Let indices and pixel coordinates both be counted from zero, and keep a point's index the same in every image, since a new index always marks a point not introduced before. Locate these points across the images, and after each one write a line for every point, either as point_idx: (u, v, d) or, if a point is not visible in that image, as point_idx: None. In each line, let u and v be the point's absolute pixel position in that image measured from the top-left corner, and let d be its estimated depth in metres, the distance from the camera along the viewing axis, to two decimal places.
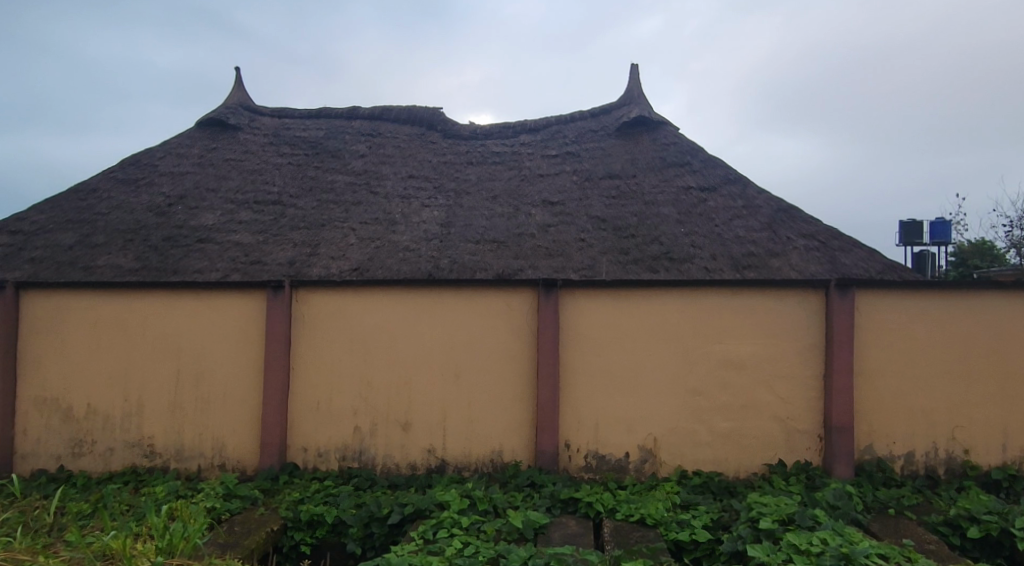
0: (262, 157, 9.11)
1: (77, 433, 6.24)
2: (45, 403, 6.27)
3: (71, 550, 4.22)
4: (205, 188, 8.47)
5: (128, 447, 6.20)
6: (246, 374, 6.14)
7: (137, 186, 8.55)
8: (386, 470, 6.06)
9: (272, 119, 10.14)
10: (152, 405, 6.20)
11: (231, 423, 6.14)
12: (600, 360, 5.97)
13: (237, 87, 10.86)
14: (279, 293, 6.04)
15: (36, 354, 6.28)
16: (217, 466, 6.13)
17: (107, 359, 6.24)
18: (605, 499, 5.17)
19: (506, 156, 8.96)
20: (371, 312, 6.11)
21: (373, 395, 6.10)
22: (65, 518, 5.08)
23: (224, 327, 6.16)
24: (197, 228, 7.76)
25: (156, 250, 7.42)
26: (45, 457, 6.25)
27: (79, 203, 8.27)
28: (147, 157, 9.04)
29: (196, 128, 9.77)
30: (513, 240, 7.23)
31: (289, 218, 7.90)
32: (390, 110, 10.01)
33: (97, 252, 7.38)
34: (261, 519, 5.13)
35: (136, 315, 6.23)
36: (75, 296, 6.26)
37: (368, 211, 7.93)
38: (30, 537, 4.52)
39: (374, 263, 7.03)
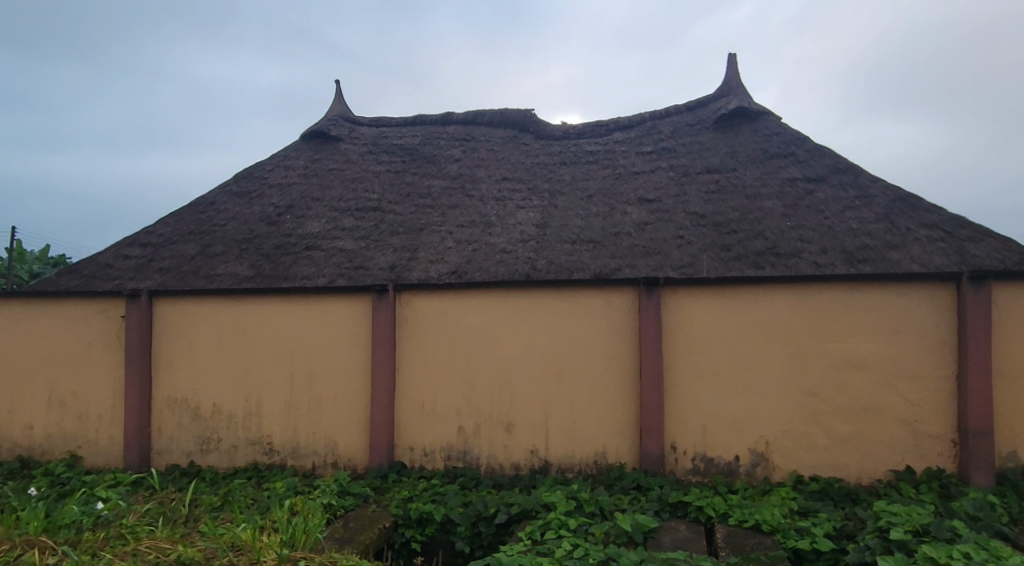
0: (362, 165, 9.44)
1: (204, 431, 6.65)
2: (176, 402, 6.71)
3: (205, 540, 4.51)
4: (310, 198, 8.87)
5: (250, 444, 6.56)
6: (356, 375, 6.37)
7: (249, 198, 9.05)
8: (490, 469, 6.13)
9: (371, 129, 10.49)
10: (270, 404, 6.54)
11: (342, 422, 6.38)
12: (706, 360, 5.81)
13: (337, 99, 11.31)
14: (384, 296, 6.24)
15: (166, 357, 6.74)
16: (330, 464, 6.39)
17: (229, 361, 6.63)
18: (717, 504, 5.02)
19: (600, 154, 8.88)
20: (472, 314, 6.20)
21: (475, 395, 6.18)
22: (198, 509, 5.42)
23: (333, 330, 6.42)
24: (305, 236, 8.13)
25: (268, 257, 7.83)
26: (177, 453, 6.68)
27: (199, 216, 8.84)
28: (258, 170, 9.55)
29: (301, 141, 10.24)
30: (609, 240, 7.16)
31: (389, 223, 8.15)
32: (482, 114, 10.14)
33: (217, 261, 7.87)
34: (373, 516, 5.29)
35: (254, 320, 6.58)
36: (198, 302, 6.69)
37: (464, 214, 8.07)
38: (168, 528, 4.87)
39: (472, 265, 7.14)
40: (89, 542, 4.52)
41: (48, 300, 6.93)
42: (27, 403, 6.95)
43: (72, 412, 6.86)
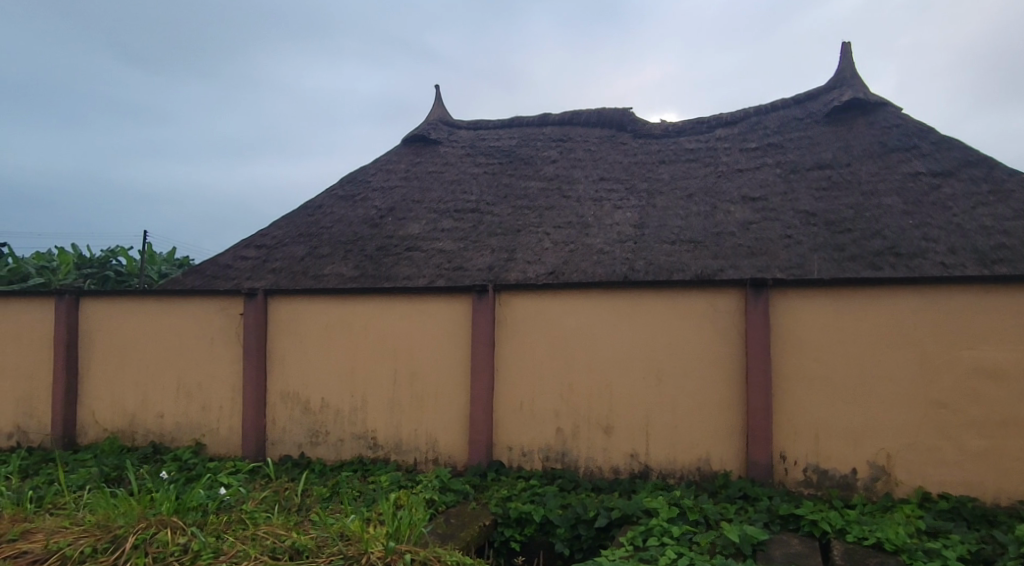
0: (460, 168, 9.60)
1: (313, 425, 6.93)
2: (288, 396, 7.04)
3: (316, 528, 4.70)
4: (411, 200, 9.11)
5: (355, 439, 6.78)
6: (456, 374, 6.47)
7: (354, 201, 9.40)
8: (589, 472, 6.06)
9: (469, 132, 10.66)
10: (374, 401, 6.74)
11: (443, 420, 6.49)
12: (819, 366, 5.52)
13: (436, 104, 11.56)
14: (484, 297, 6.30)
15: (279, 353, 7.08)
16: (431, 460, 6.51)
17: (336, 357, 6.88)
18: (833, 518, 4.76)
19: (702, 152, 8.63)
20: (571, 315, 6.16)
21: (573, 397, 6.14)
22: (310, 499, 5.65)
23: (435, 329, 6.54)
24: (406, 238, 8.35)
25: (371, 258, 8.09)
26: (289, 444, 7.00)
27: (308, 219, 9.25)
28: (363, 175, 9.92)
29: (402, 145, 10.54)
30: (712, 240, 6.95)
31: (486, 225, 8.24)
32: (580, 114, 10.09)
33: (324, 262, 8.21)
34: (473, 513, 5.34)
35: (359, 319, 6.81)
36: (308, 301, 6.98)
37: (561, 215, 8.05)
38: (283, 515, 5.10)
39: (569, 266, 7.11)
40: (213, 524, 4.81)
41: (176, 298, 7.43)
42: (157, 393, 7.48)
43: (197, 402, 7.33)
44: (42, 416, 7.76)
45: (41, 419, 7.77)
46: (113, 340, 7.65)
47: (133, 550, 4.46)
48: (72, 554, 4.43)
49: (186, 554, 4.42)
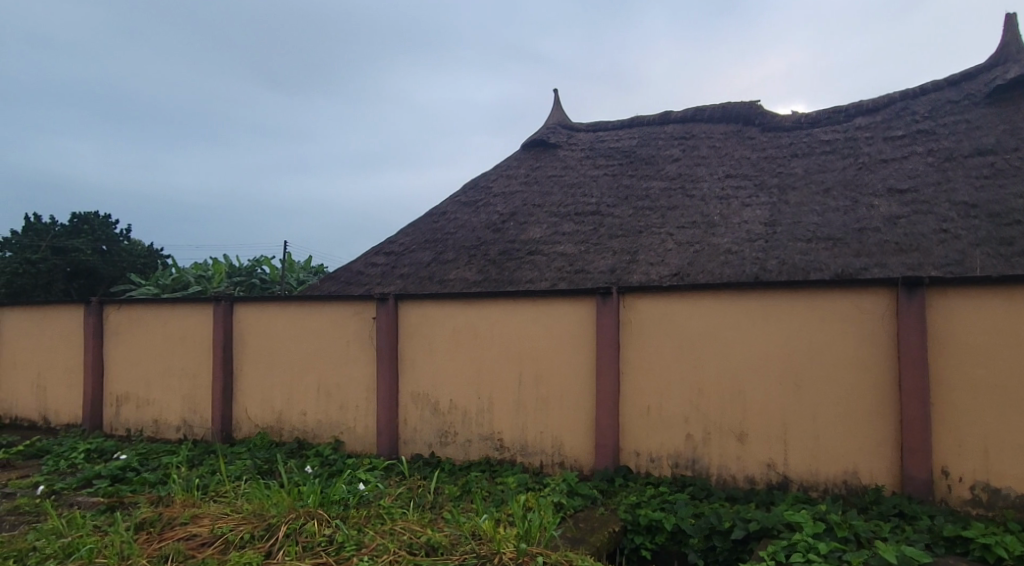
0: (580, 170, 9.55)
1: (443, 425, 7.09)
2: (418, 397, 7.24)
3: (450, 526, 4.79)
4: (532, 205, 9.17)
5: (483, 440, 6.87)
6: (581, 377, 6.40)
7: (477, 207, 9.60)
8: (722, 481, 5.80)
9: (588, 134, 10.59)
10: (501, 403, 6.79)
11: (569, 423, 6.44)
12: (986, 373, 4.99)
13: (556, 108, 11.59)
14: (608, 299, 6.20)
15: (409, 356, 7.30)
16: (557, 463, 6.48)
17: (463, 360, 7.01)
18: (1008, 543, 4.28)
19: (840, 143, 8.08)
20: (700, 317, 5.94)
21: (704, 403, 5.90)
22: (442, 497, 5.78)
23: (559, 332, 6.51)
24: (527, 242, 8.41)
25: (494, 263, 8.22)
26: (420, 444, 7.20)
27: (434, 226, 9.54)
28: (485, 181, 10.13)
29: (523, 150, 10.64)
30: (853, 237, 6.52)
31: (607, 226, 8.14)
32: (704, 110, 9.76)
33: (449, 267, 8.42)
34: (603, 519, 5.25)
35: (485, 322, 6.90)
36: (436, 305, 7.16)
37: (685, 215, 7.81)
38: (418, 512, 5.25)
39: (695, 267, 6.89)
40: (354, 518, 5.01)
41: (315, 303, 7.85)
42: (300, 392, 7.92)
43: (335, 401, 7.70)
44: (203, 411, 8.45)
45: (203, 413, 8.45)
46: (261, 342, 8.20)
47: (285, 539, 4.73)
48: (233, 539, 4.74)
49: (331, 545, 4.63)
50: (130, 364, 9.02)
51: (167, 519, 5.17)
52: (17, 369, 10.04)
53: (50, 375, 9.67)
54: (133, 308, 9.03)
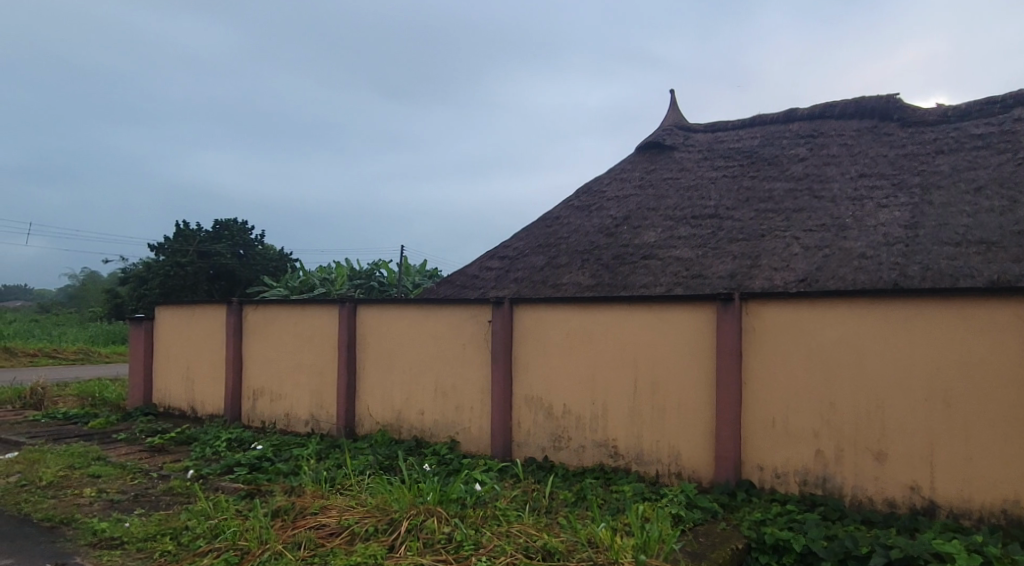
0: (697, 172, 9.27)
1: (556, 429, 7.06)
2: (531, 400, 7.26)
3: (566, 532, 4.76)
4: (646, 208, 8.99)
5: (597, 446, 6.78)
6: (699, 386, 6.19)
7: (590, 212, 9.54)
8: (857, 502, 5.42)
9: (706, 135, 10.27)
10: (616, 410, 6.67)
11: (686, 433, 6.24)
12: None
13: (673, 109, 11.32)
14: (730, 305, 5.96)
15: (523, 359, 7.33)
16: (674, 474, 6.29)
17: (577, 364, 6.95)
18: None
19: (993, 138, 7.39)
20: (832, 326, 5.58)
21: (836, 417, 5.54)
22: (557, 502, 5.75)
23: (676, 338, 6.32)
24: (642, 246, 8.26)
25: (608, 267, 8.12)
26: (533, 447, 7.20)
27: (547, 231, 9.57)
28: (599, 185, 10.06)
29: (637, 153, 10.46)
30: (1010, 240, 5.94)
31: (727, 230, 7.84)
32: (835, 106, 9.21)
33: (562, 272, 8.41)
34: (724, 534, 5.03)
35: (599, 326, 6.81)
36: (550, 309, 7.15)
37: (814, 217, 7.39)
38: (534, 516, 5.25)
39: (824, 272, 6.50)
40: (472, 518, 5.08)
41: (433, 306, 8.04)
42: (418, 392, 8.14)
43: (451, 402, 7.85)
44: (329, 407, 8.87)
45: (329, 409, 8.87)
46: (383, 342, 8.50)
47: (407, 533, 4.86)
48: (358, 531, 4.92)
49: (451, 543, 4.70)
50: (265, 361, 9.61)
51: (299, 508, 5.45)
52: (168, 363, 10.96)
53: (196, 369, 10.49)
54: (267, 308, 9.61)
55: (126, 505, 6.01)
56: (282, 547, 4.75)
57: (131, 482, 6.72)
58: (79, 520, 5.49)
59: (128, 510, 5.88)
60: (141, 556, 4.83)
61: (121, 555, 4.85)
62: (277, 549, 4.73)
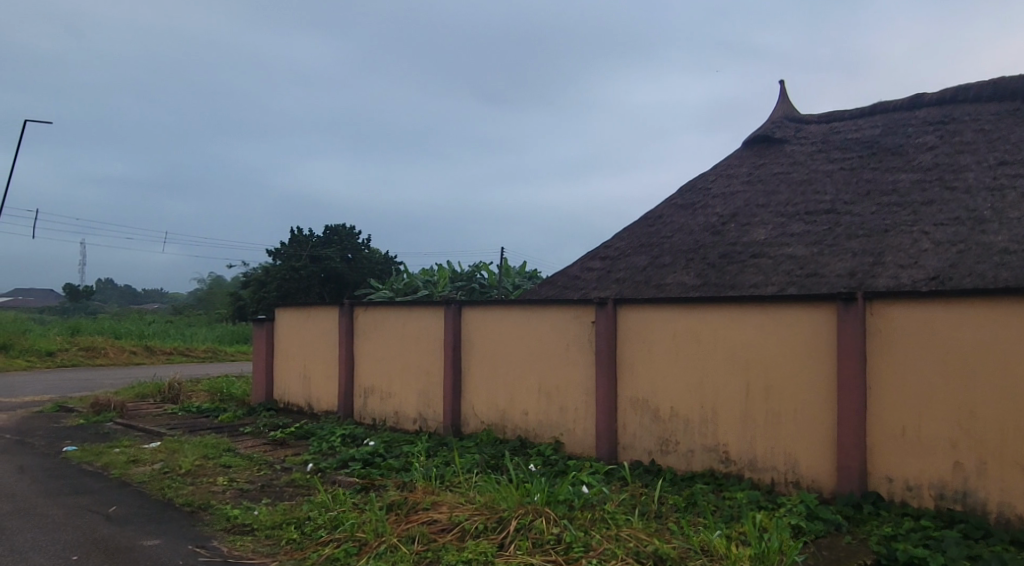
0: (811, 165, 8.83)
1: (663, 433, 6.91)
2: (637, 403, 7.13)
3: (678, 538, 4.65)
4: (755, 205, 8.66)
5: (707, 451, 6.58)
6: (818, 390, 5.88)
7: (694, 210, 9.29)
8: (1002, 521, 4.99)
9: (820, 126, 9.77)
10: (726, 413, 6.45)
11: (805, 439, 5.94)
12: None
13: (783, 99, 10.84)
14: (852, 305, 5.63)
15: (628, 360, 7.22)
16: (791, 482, 6.00)
17: (685, 366, 6.78)
18: None
19: None
20: (970, 328, 5.16)
21: (977, 427, 5.11)
22: (667, 507, 5.62)
23: (793, 340, 6.03)
24: (751, 244, 7.95)
25: (715, 267, 7.87)
26: (640, 450, 7.08)
27: (649, 230, 9.40)
28: (703, 182, 9.79)
29: (744, 147, 10.09)
30: None
31: (845, 226, 7.43)
32: (968, 89, 8.54)
33: (666, 271, 8.23)
34: (850, 549, 4.76)
35: (708, 327, 6.61)
36: (656, 309, 7.01)
37: (945, 210, 6.87)
38: (643, 521, 5.16)
39: (959, 270, 6.04)
40: (581, 519, 5.06)
41: (537, 307, 8.07)
42: (522, 393, 8.19)
43: (556, 403, 7.84)
44: (436, 406, 9.07)
45: (436, 408, 9.08)
46: (487, 343, 8.60)
47: (516, 532, 4.89)
48: (469, 528, 5.00)
49: (560, 543, 4.69)
50: (375, 360, 9.95)
51: (412, 503, 5.60)
52: (287, 362, 11.56)
53: (313, 368, 11.01)
54: (377, 309, 9.96)
55: (254, 494, 6.39)
56: (397, 540, 4.89)
57: (258, 473, 7.13)
58: (214, 506, 5.88)
59: (256, 498, 6.25)
60: (270, 542, 5.11)
61: (252, 541, 5.15)
62: (392, 542, 4.88)
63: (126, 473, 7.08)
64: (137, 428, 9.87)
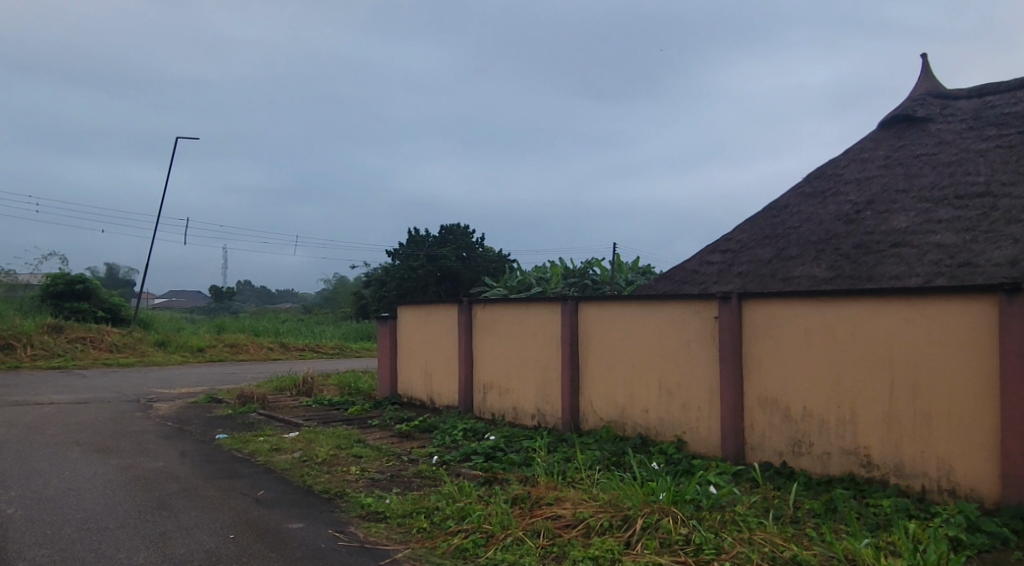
0: (959, 145, 8.10)
1: (796, 434, 6.55)
2: (766, 401, 6.80)
3: (818, 545, 4.39)
4: (894, 190, 8.05)
5: (845, 454, 6.17)
6: (975, 390, 5.38)
7: (825, 198, 8.76)
8: None
9: (970, 101, 8.94)
10: (867, 414, 6.02)
11: (961, 444, 5.45)
12: None
13: (925, 75, 10.01)
14: (1016, 297, 5.11)
15: (755, 357, 6.90)
16: (945, 490, 5.53)
17: (818, 363, 6.39)
18: None
19: None
20: None
21: None
22: (803, 512, 5.32)
23: (945, 336, 5.55)
24: (891, 233, 7.39)
25: (849, 258, 7.38)
26: (770, 452, 6.76)
27: (774, 221, 8.96)
28: (834, 168, 9.21)
29: (881, 128, 9.40)
30: None
31: (1003, 210, 6.76)
32: None
33: (794, 264, 7.80)
34: None
35: (846, 323, 6.20)
36: (787, 304, 6.66)
37: None
38: (778, 525, 4.91)
39: None
40: (710, 521, 4.88)
41: (656, 302, 7.88)
42: (642, 390, 8.03)
43: (677, 400, 7.63)
44: (555, 403, 9.07)
45: (554, 404, 9.08)
46: (605, 339, 8.50)
47: (643, 531, 4.79)
48: (594, 525, 4.95)
49: (690, 545, 4.55)
50: (493, 356, 10.09)
51: (535, 497, 5.62)
52: (410, 357, 11.94)
53: (434, 364, 11.32)
54: (494, 306, 10.09)
55: (384, 483, 6.63)
56: (523, 534, 4.92)
57: (387, 464, 7.41)
58: (349, 494, 6.16)
59: (387, 488, 6.49)
60: (402, 530, 5.28)
61: (385, 528, 5.34)
62: (518, 535, 4.91)
63: (270, 460, 7.57)
64: (278, 419, 10.54)
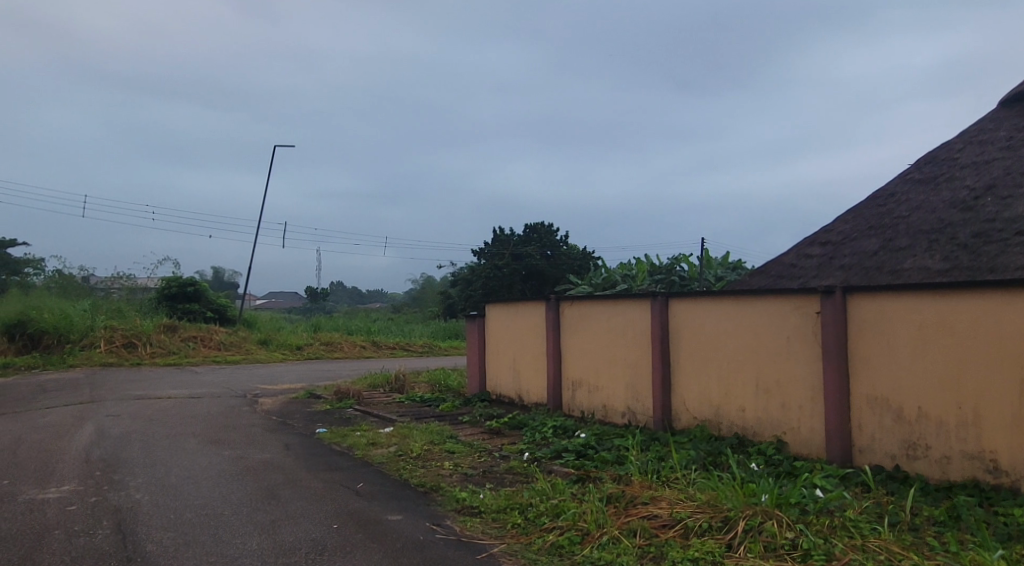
0: None
1: (910, 436, 6.14)
2: (876, 402, 6.41)
3: (941, 556, 4.09)
4: (1018, 173, 7.43)
5: (968, 459, 5.74)
6: None
7: (937, 184, 8.19)
8: None
9: None
10: (993, 416, 5.57)
11: None
12: None
13: None
14: None
15: (863, 355, 6.52)
16: None
17: (935, 361, 5.96)
18: None
19: None
20: None
21: None
22: (921, 520, 4.97)
23: None
24: (1016, 220, 6.82)
25: (967, 248, 6.87)
26: (881, 455, 6.37)
27: (880, 210, 8.46)
28: (948, 152, 8.61)
29: (1001, 108, 8.71)
30: None
31: None
32: None
33: (904, 256, 7.33)
34: None
35: (966, 318, 5.76)
36: (898, 298, 6.26)
37: None
38: (894, 532, 4.61)
39: None
40: (818, 526, 4.63)
41: (752, 298, 7.58)
42: (739, 388, 7.74)
43: (777, 400, 7.31)
44: (645, 400, 8.89)
45: (645, 402, 8.89)
46: (698, 336, 8.25)
47: (745, 534, 4.60)
48: (693, 526, 4.80)
49: (797, 550, 4.33)
50: (582, 354, 9.99)
51: (630, 496, 5.51)
52: (498, 354, 11.99)
53: (522, 361, 11.32)
54: (582, 303, 10.00)
55: (477, 479, 6.68)
56: (618, 533, 4.83)
57: (480, 459, 7.46)
58: (444, 488, 6.24)
59: (480, 483, 6.53)
60: (497, 525, 5.29)
61: (480, 522, 5.37)
62: (614, 533, 4.82)
63: (368, 454, 7.77)
64: (373, 414, 10.82)
